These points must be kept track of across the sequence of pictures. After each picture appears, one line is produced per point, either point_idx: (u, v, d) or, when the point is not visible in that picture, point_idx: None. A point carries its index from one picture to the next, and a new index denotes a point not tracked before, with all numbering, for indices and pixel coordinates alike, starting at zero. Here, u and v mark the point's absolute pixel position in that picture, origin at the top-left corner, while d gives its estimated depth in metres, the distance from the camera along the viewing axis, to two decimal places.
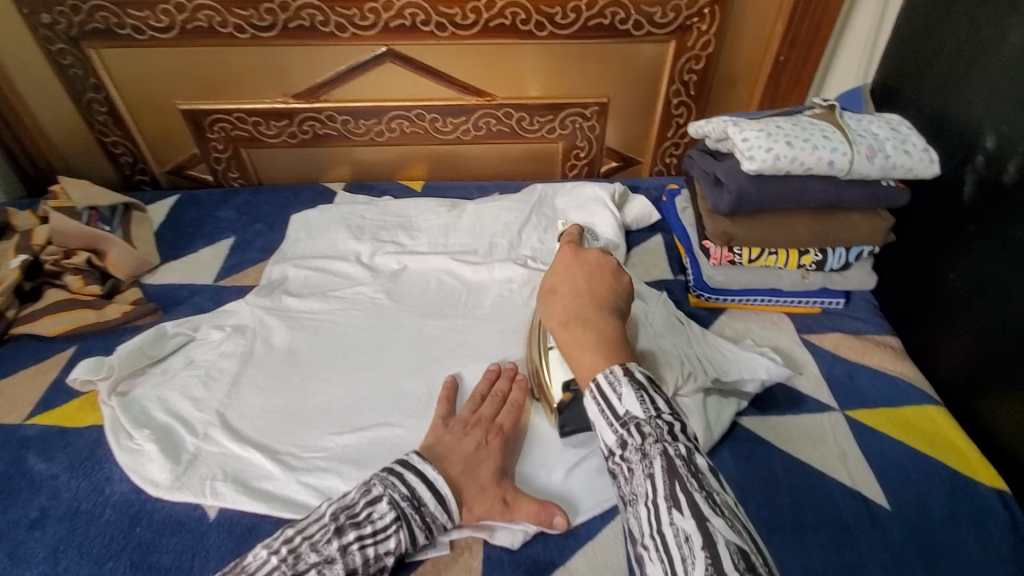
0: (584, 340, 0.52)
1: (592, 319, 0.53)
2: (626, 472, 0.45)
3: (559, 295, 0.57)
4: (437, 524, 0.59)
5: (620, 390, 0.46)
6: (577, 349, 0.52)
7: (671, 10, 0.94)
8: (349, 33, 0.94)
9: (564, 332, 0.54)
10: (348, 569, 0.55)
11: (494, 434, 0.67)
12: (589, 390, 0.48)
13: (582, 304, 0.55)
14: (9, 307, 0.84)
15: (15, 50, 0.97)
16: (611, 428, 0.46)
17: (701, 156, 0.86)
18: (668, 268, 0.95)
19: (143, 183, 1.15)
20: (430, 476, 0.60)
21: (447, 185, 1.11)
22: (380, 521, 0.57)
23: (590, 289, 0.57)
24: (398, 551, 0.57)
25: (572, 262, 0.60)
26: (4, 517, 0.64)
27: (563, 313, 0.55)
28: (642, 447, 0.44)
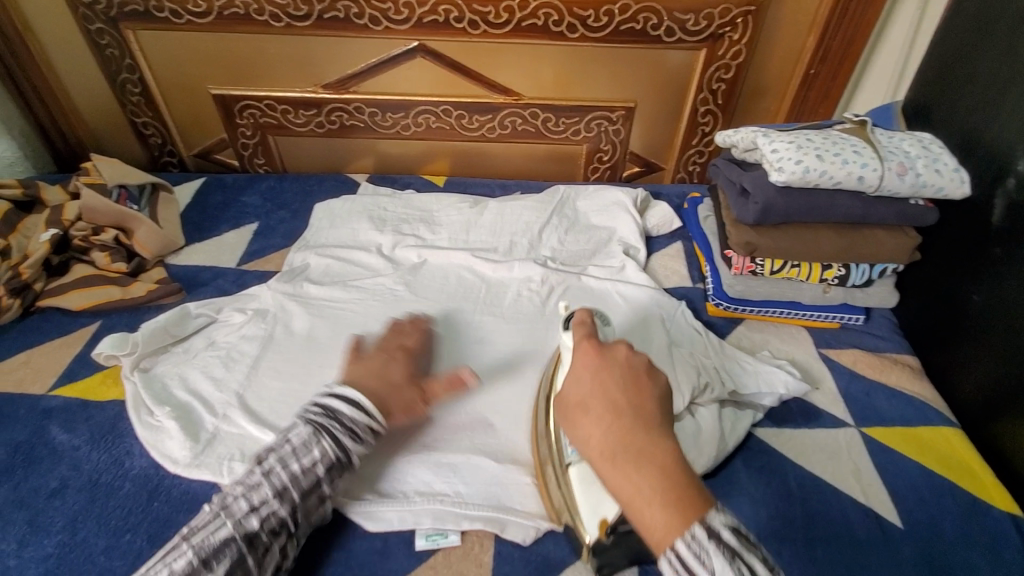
0: (640, 481, 0.45)
1: (639, 452, 0.46)
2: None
3: (593, 413, 0.49)
4: (358, 426, 0.63)
5: (710, 562, 0.42)
6: (634, 495, 0.45)
7: (704, 19, 0.94)
8: (383, 26, 0.95)
9: (610, 470, 0.47)
10: (276, 489, 0.58)
11: (399, 351, 0.72)
12: (665, 558, 0.43)
13: (622, 429, 0.48)
14: (37, 280, 0.86)
15: (54, 28, 0.99)
16: None
17: (727, 165, 0.87)
18: (687, 276, 0.95)
19: (171, 165, 1.17)
20: (340, 392, 0.65)
21: (469, 182, 1.12)
22: (299, 441, 0.61)
23: (630, 404, 0.49)
24: (326, 460, 0.60)
25: (597, 373, 0.52)
26: (25, 484, 0.65)
27: (603, 447, 0.47)
28: None
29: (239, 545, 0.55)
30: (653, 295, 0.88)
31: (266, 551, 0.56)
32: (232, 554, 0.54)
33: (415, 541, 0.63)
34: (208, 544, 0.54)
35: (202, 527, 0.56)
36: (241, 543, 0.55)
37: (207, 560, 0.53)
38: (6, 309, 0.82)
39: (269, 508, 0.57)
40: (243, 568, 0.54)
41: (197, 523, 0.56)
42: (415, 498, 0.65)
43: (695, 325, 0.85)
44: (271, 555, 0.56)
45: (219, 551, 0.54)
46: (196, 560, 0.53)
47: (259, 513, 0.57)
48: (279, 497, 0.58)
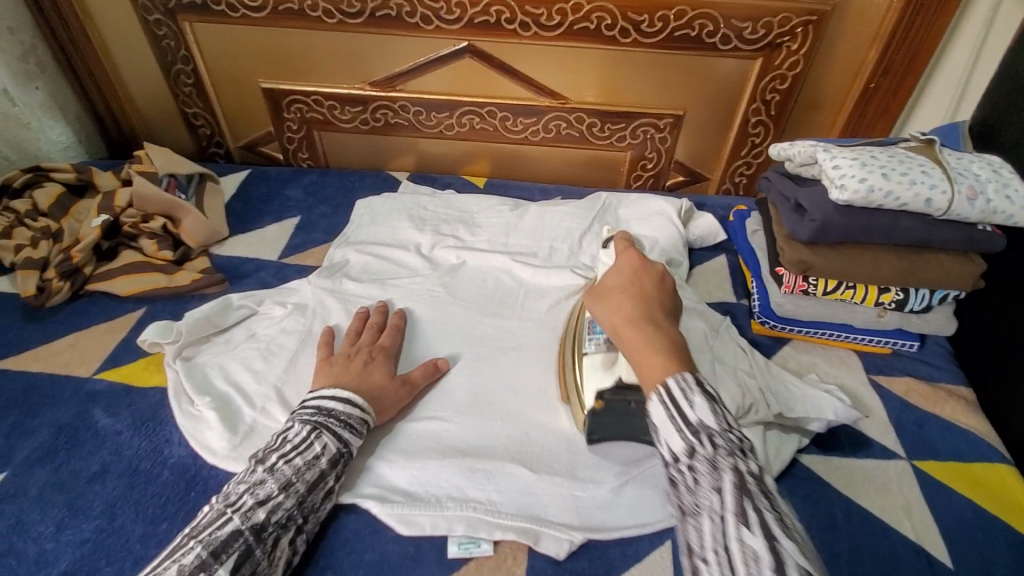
0: (644, 344, 0.53)
1: (654, 324, 0.55)
2: (688, 483, 0.45)
3: (627, 294, 0.59)
4: (353, 419, 0.64)
5: (694, 398, 0.47)
6: (638, 351, 0.53)
7: (762, 27, 0.92)
8: (434, 26, 0.94)
9: (625, 333, 0.55)
10: (281, 483, 0.58)
11: (379, 352, 0.74)
12: (656, 393, 0.48)
13: (641, 309, 0.56)
14: (87, 264, 0.87)
15: (114, 18, 1.01)
16: (680, 433, 0.46)
17: (781, 179, 0.84)
18: (731, 292, 0.92)
19: (217, 156, 1.18)
20: (329, 391, 0.66)
21: (509, 185, 1.11)
22: (298, 438, 0.61)
23: (656, 296, 0.59)
24: (329, 454, 0.61)
25: (626, 271, 0.62)
26: (68, 467, 0.66)
27: (621, 318, 0.56)
28: (712, 458, 0.44)
29: (247, 538, 0.53)
30: (695, 307, 0.85)
31: (275, 543, 0.55)
32: (241, 546, 0.53)
33: (447, 547, 0.62)
34: (217, 539, 0.52)
35: (207, 523, 0.54)
36: (248, 536, 0.53)
37: (216, 552, 0.51)
38: (57, 292, 0.84)
39: (275, 500, 0.56)
40: (251, 560, 0.53)
41: (199, 522, 0.54)
42: (448, 503, 0.64)
43: (739, 343, 0.82)
44: (279, 548, 0.56)
45: (227, 544, 0.52)
46: (205, 553, 0.51)
47: (266, 505, 0.56)
48: (285, 489, 0.57)
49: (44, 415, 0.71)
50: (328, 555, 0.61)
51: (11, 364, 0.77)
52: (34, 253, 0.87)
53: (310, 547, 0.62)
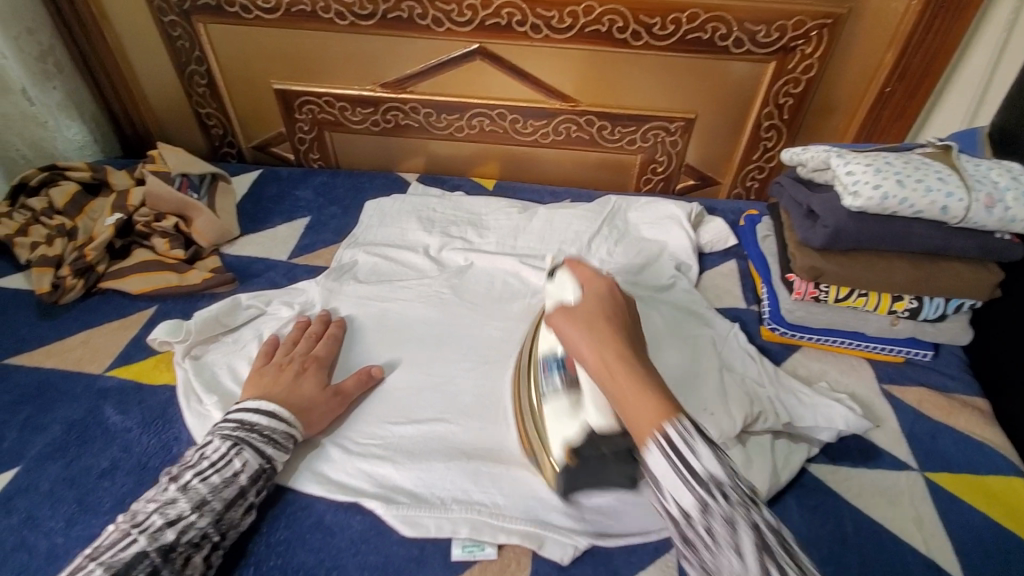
0: (632, 388, 0.45)
1: (631, 362, 0.47)
2: (707, 543, 0.39)
3: (606, 321, 0.51)
4: (276, 434, 0.64)
5: (699, 447, 0.40)
6: (627, 400, 0.45)
7: (777, 30, 0.91)
8: (446, 28, 0.95)
9: (609, 378, 0.47)
10: (194, 501, 0.57)
11: (311, 362, 0.74)
12: (655, 443, 0.41)
13: (617, 346, 0.49)
14: (101, 262, 0.88)
15: (130, 20, 1.03)
16: (690, 488, 0.39)
17: (792, 184, 0.84)
18: (741, 297, 0.91)
19: (229, 156, 1.20)
20: (252, 405, 0.66)
21: (519, 187, 1.11)
22: (215, 455, 0.61)
23: (626, 322, 0.52)
24: (249, 470, 0.61)
25: (605, 295, 0.55)
26: (78, 463, 0.67)
27: (596, 359, 0.49)
28: (728, 513, 0.38)
29: (153, 558, 0.53)
30: (702, 316, 0.86)
31: (186, 563, 0.55)
32: (146, 567, 0.53)
33: (451, 551, 0.62)
34: (117, 561, 0.52)
35: (110, 545, 0.54)
36: (154, 557, 0.53)
37: (118, 575, 0.52)
38: (70, 289, 0.85)
39: (186, 520, 0.56)
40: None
41: (103, 542, 0.54)
42: (452, 506, 0.64)
43: (748, 349, 0.82)
44: (191, 568, 0.56)
45: (129, 565, 0.52)
46: (105, 575, 0.51)
47: (176, 525, 0.56)
48: (198, 508, 0.57)
49: (56, 411, 0.72)
50: (334, 556, 0.61)
51: (25, 359, 0.79)
52: (49, 251, 0.88)
53: (318, 555, 0.61)
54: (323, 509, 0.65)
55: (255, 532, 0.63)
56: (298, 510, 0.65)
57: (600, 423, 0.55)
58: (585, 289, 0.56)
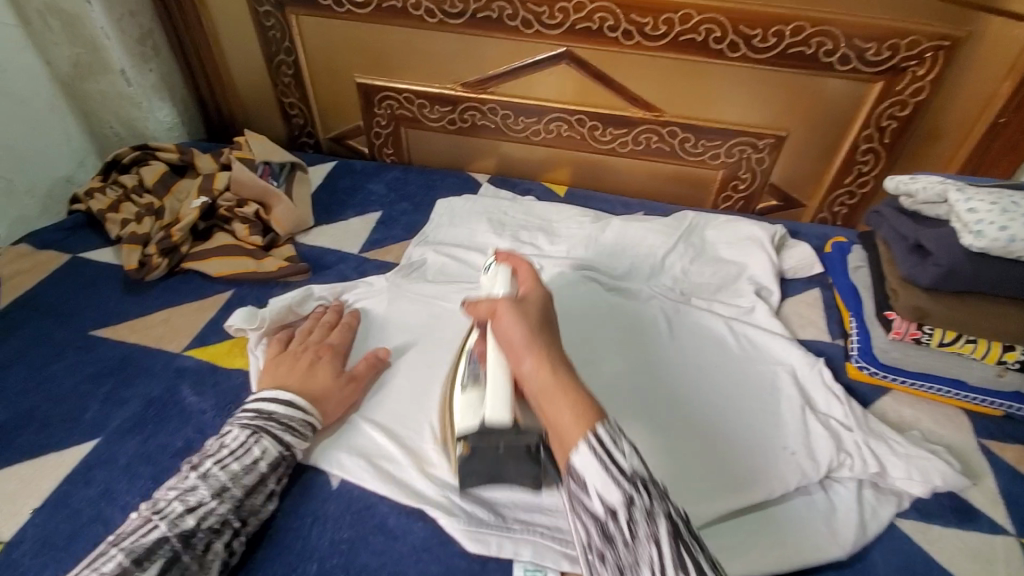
0: (559, 387, 0.53)
1: (563, 360, 0.56)
2: (626, 537, 0.46)
3: (538, 323, 0.60)
4: (294, 422, 0.65)
5: (624, 446, 0.48)
6: (557, 395, 0.52)
7: (888, 49, 0.85)
8: (535, 30, 0.93)
9: (538, 376, 0.55)
10: (214, 488, 0.58)
11: (325, 350, 0.74)
12: (584, 442, 0.48)
13: (550, 348, 0.57)
14: (184, 243, 0.91)
15: (228, 9, 1.05)
16: (618, 484, 0.46)
17: (895, 215, 0.79)
18: (825, 330, 0.86)
19: (307, 146, 1.22)
20: (270, 394, 0.67)
21: (591, 196, 1.08)
22: (235, 443, 0.62)
23: (547, 323, 0.61)
24: (268, 457, 0.62)
25: (542, 300, 0.64)
26: (155, 440, 0.68)
27: (534, 360, 0.56)
28: (648, 506, 0.46)
29: (173, 544, 0.54)
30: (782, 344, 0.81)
31: (207, 548, 0.56)
32: (167, 552, 0.54)
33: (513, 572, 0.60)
34: (140, 546, 0.53)
35: (133, 530, 0.55)
36: (175, 542, 0.54)
37: (139, 560, 0.52)
38: (155, 268, 0.87)
39: (206, 507, 0.57)
40: (177, 566, 0.53)
41: (127, 528, 0.55)
42: (515, 526, 0.62)
43: (832, 388, 0.76)
44: (213, 553, 0.56)
45: (150, 551, 0.53)
46: (127, 560, 0.52)
47: (196, 512, 0.56)
48: (218, 495, 0.58)
49: (136, 386, 0.75)
50: (396, 562, 0.60)
51: (110, 332, 0.81)
52: (138, 229, 0.91)
53: (380, 558, 0.61)
54: (385, 512, 0.64)
55: (322, 525, 0.62)
56: (359, 510, 0.64)
57: (497, 416, 0.60)
58: (521, 292, 0.65)
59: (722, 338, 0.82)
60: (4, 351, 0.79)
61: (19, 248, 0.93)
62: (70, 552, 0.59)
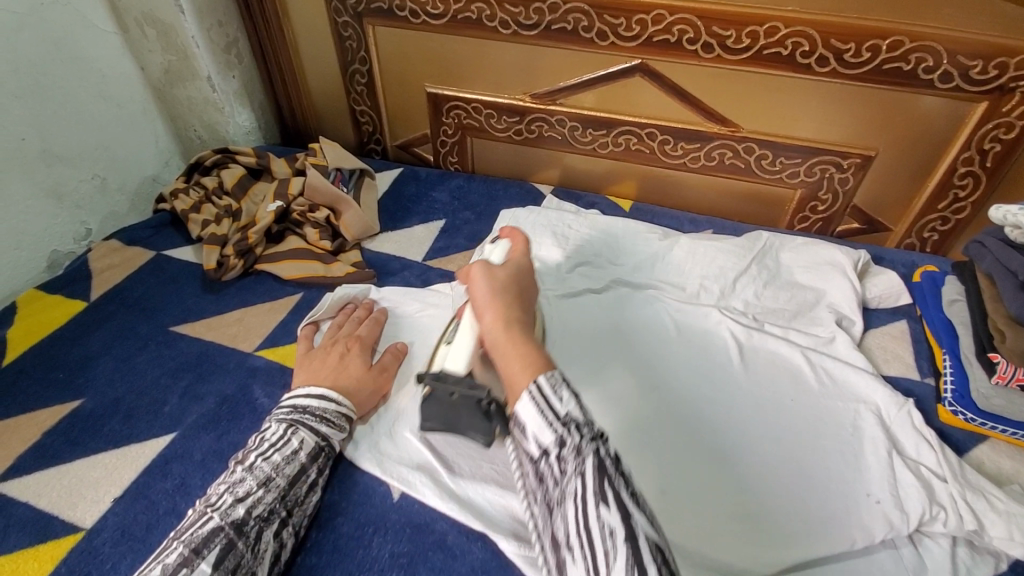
0: (510, 339, 0.60)
1: (521, 324, 0.62)
2: (557, 473, 0.50)
3: (506, 292, 0.66)
4: (328, 413, 0.66)
5: (563, 393, 0.51)
6: (506, 345, 0.59)
7: (996, 67, 0.78)
8: (610, 42, 0.91)
9: (493, 331, 0.62)
10: (260, 479, 0.59)
11: (354, 343, 0.76)
12: (525, 392, 0.53)
13: (512, 311, 0.63)
14: (259, 244, 0.94)
15: (307, 19, 1.09)
16: (551, 427, 0.50)
17: (1001, 248, 0.73)
18: (914, 367, 0.80)
19: (374, 152, 1.24)
20: (304, 389, 0.68)
21: (657, 211, 1.05)
22: (275, 436, 0.63)
23: (517, 292, 0.67)
24: (308, 447, 0.63)
25: (517, 276, 0.70)
26: (227, 437, 0.71)
27: (493, 317, 0.63)
28: (578, 445, 0.49)
29: (228, 532, 0.55)
30: (867, 382, 0.75)
31: (259, 537, 0.56)
32: (222, 540, 0.54)
33: None
34: (197, 536, 0.54)
35: (190, 523, 0.56)
36: (229, 530, 0.55)
37: (197, 549, 0.53)
38: (232, 268, 0.91)
39: (254, 496, 0.58)
40: (233, 554, 0.54)
41: (184, 524, 0.56)
42: None
43: (924, 434, 0.70)
44: (264, 541, 0.56)
45: (207, 540, 0.53)
46: (187, 550, 0.53)
47: (245, 501, 0.57)
48: (264, 485, 0.59)
49: (211, 382, 0.78)
50: None
51: (188, 329, 0.85)
52: (217, 230, 0.95)
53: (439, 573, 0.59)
54: (445, 528, 0.63)
55: (382, 536, 0.62)
56: (417, 526, 0.63)
57: (455, 364, 0.65)
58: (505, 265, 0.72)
59: (796, 369, 0.78)
60: (93, 341, 0.84)
61: (109, 243, 0.99)
62: (147, 542, 0.62)
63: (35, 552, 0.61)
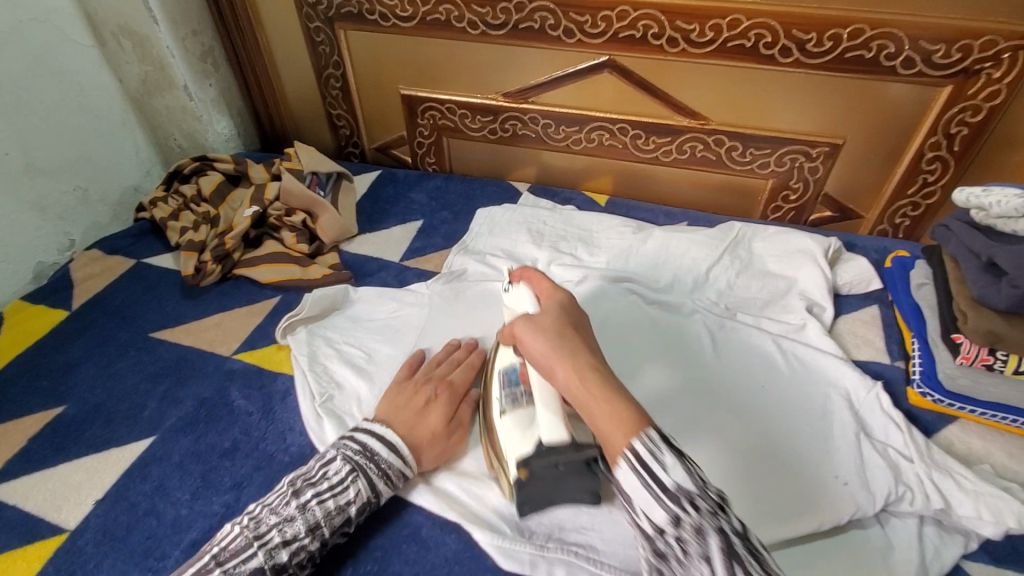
0: (593, 394, 0.50)
1: (596, 368, 0.52)
2: (680, 556, 0.44)
3: (555, 326, 0.56)
4: (392, 470, 0.62)
5: (666, 459, 0.45)
6: (593, 403, 0.50)
7: (957, 50, 0.79)
8: (577, 39, 0.92)
9: (572, 387, 0.52)
10: (309, 524, 0.57)
11: (441, 388, 0.70)
12: (623, 458, 0.46)
13: (580, 354, 0.53)
14: (236, 250, 0.95)
15: (281, 26, 1.10)
16: (661, 502, 0.44)
17: (965, 230, 0.74)
18: (884, 350, 0.81)
19: (353, 155, 1.26)
20: (378, 429, 0.65)
21: (633, 206, 1.06)
22: (336, 476, 0.60)
23: (572, 326, 0.57)
24: (360, 501, 0.60)
25: (564, 308, 0.60)
26: (205, 439, 0.71)
27: (564, 369, 0.52)
28: (697, 523, 0.43)
29: None
30: (835, 367, 0.76)
31: None
32: None
33: None
34: (240, 574, 0.53)
35: (234, 549, 0.55)
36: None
37: None
38: (209, 274, 0.92)
39: (300, 542, 0.56)
40: None
41: (228, 543, 0.56)
42: (550, 544, 0.59)
43: (892, 415, 0.71)
44: None
45: None
46: None
47: (290, 546, 0.56)
48: (311, 532, 0.57)
49: (189, 386, 0.78)
50: (427, 572, 0.60)
51: (167, 335, 0.86)
52: (196, 237, 0.96)
53: (413, 567, 0.60)
54: (420, 522, 0.63)
55: (359, 532, 0.63)
56: (393, 521, 0.64)
57: (552, 435, 0.57)
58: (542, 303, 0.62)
59: (769, 355, 0.79)
60: (75, 349, 0.85)
61: (91, 253, 1.00)
62: (127, 543, 0.62)
63: (22, 553, 0.63)
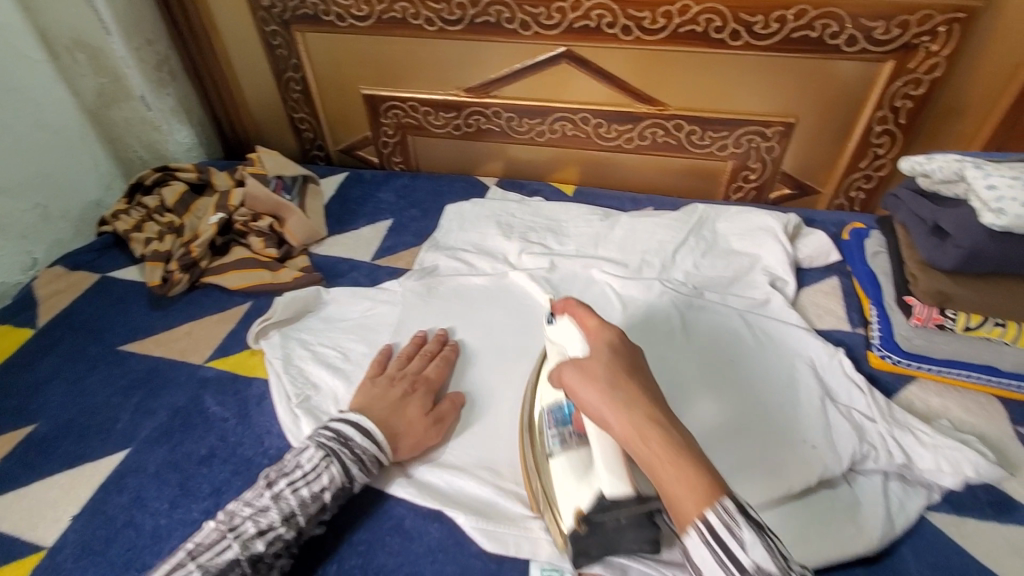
0: (662, 456, 0.43)
1: (663, 422, 0.45)
2: None
3: (611, 374, 0.49)
4: (367, 455, 0.62)
5: (745, 536, 0.40)
6: (661, 469, 0.43)
7: (897, 26, 0.82)
8: (533, 31, 0.93)
9: (640, 449, 0.45)
10: (284, 513, 0.57)
11: (418, 382, 0.71)
12: (694, 529, 0.41)
13: (639, 406, 0.46)
14: (204, 258, 0.94)
15: (237, 32, 1.10)
16: None
17: (913, 197, 0.77)
18: (845, 318, 0.84)
19: (318, 158, 1.25)
20: (353, 417, 0.65)
21: (600, 194, 1.07)
22: (309, 464, 0.60)
23: (627, 369, 0.50)
24: (335, 487, 0.60)
25: (616, 346, 0.52)
26: (181, 448, 0.71)
27: (622, 425, 0.46)
28: None
29: (244, 567, 0.55)
30: (800, 335, 0.79)
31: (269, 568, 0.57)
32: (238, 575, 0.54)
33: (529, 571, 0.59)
34: (216, 565, 0.54)
35: (209, 545, 0.55)
36: (245, 566, 0.55)
37: None
38: (177, 282, 0.91)
39: (275, 531, 0.56)
40: None
41: (203, 540, 0.56)
42: (532, 525, 0.60)
43: (854, 378, 0.74)
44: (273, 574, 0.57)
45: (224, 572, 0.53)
46: None
47: (266, 536, 0.56)
48: (287, 521, 0.57)
49: (162, 397, 0.77)
50: (413, 563, 0.60)
51: (137, 347, 0.85)
52: (161, 247, 0.95)
53: (397, 559, 0.60)
54: (402, 514, 0.64)
55: (345, 529, 0.63)
56: (378, 514, 0.64)
57: (613, 489, 0.50)
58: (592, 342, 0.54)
59: (739, 327, 0.81)
60: (41, 368, 0.83)
61: (53, 269, 0.98)
62: (106, 555, 0.62)
63: None
